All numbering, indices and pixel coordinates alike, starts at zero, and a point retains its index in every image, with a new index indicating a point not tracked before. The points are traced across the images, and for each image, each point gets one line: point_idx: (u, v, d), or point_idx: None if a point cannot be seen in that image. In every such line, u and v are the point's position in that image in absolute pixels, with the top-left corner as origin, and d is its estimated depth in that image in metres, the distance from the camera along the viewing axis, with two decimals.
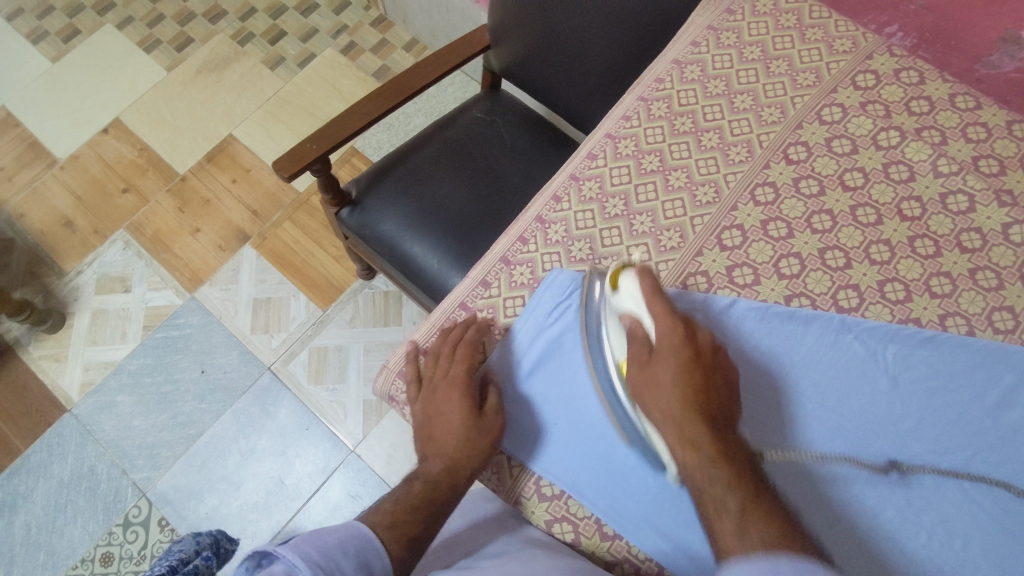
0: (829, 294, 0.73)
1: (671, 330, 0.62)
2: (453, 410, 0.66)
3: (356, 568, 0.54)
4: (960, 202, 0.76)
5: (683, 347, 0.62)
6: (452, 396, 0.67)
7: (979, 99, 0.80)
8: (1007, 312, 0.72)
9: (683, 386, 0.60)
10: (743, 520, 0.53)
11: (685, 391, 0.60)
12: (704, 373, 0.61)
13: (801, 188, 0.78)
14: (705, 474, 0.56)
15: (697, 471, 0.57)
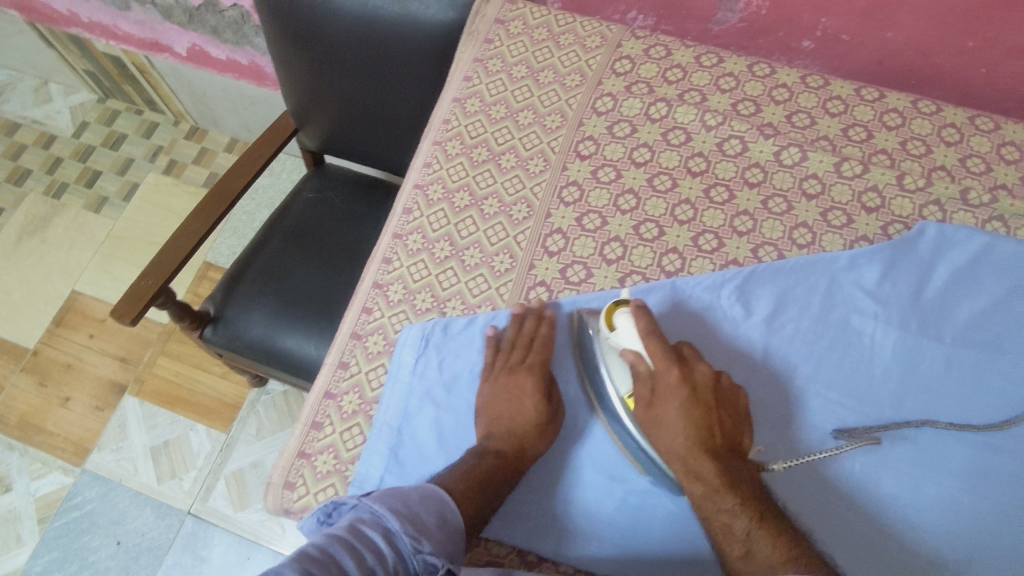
0: (655, 264, 0.78)
1: (666, 364, 0.65)
2: (527, 400, 0.68)
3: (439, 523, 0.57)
4: (734, 146, 0.84)
5: (682, 387, 0.64)
6: (531, 380, 0.69)
7: (719, 55, 0.90)
8: (804, 228, 0.80)
9: (689, 424, 0.63)
10: (750, 542, 0.59)
11: (688, 430, 0.63)
12: (704, 409, 0.64)
13: (601, 177, 0.83)
14: (710, 500, 0.61)
15: (703, 497, 0.62)
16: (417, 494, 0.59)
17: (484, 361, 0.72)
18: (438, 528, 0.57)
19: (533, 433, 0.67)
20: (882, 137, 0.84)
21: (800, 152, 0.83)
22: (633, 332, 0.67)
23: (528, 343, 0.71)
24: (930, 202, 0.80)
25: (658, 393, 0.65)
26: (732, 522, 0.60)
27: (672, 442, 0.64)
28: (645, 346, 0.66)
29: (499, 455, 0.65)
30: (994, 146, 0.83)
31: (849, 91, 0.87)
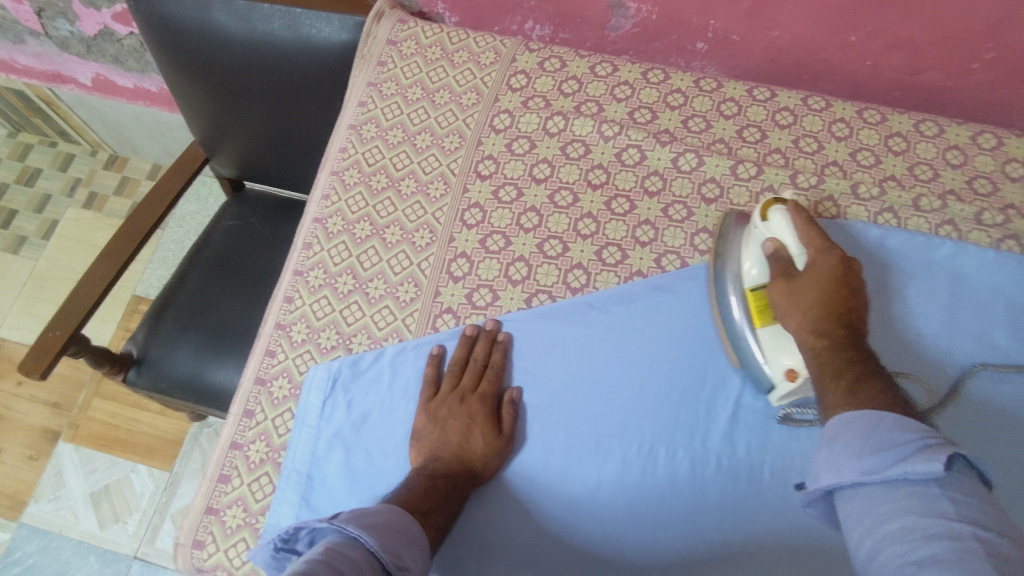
0: (560, 282, 0.78)
1: (818, 247, 0.65)
2: (471, 430, 0.69)
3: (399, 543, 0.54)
4: (633, 155, 0.84)
5: (841, 265, 0.64)
6: (480, 409, 0.70)
7: (614, 63, 0.90)
8: (706, 234, 0.80)
9: (823, 299, 0.63)
10: (858, 389, 0.57)
11: (825, 303, 0.63)
12: (841, 287, 0.63)
13: (502, 197, 0.82)
14: (834, 359, 0.60)
15: (822, 366, 0.60)
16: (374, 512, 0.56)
17: (439, 383, 0.73)
18: (402, 542, 0.54)
19: (480, 459, 0.68)
20: (776, 136, 0.85)
21: (698, 156, 0.83)
22: (786, 222, 0.67)
23: (478, 370, 0.73)
24: (825, 198, 0.81)
25: (808, 273, 0.64)
26: (842, 367, 0.59)
27: (791, 328, 0.64)
28: (796, 232, 0.66)
29: (447, 479, 0.66)
30: (882, 138, 0.85)
31: (741, 92, 0.88)
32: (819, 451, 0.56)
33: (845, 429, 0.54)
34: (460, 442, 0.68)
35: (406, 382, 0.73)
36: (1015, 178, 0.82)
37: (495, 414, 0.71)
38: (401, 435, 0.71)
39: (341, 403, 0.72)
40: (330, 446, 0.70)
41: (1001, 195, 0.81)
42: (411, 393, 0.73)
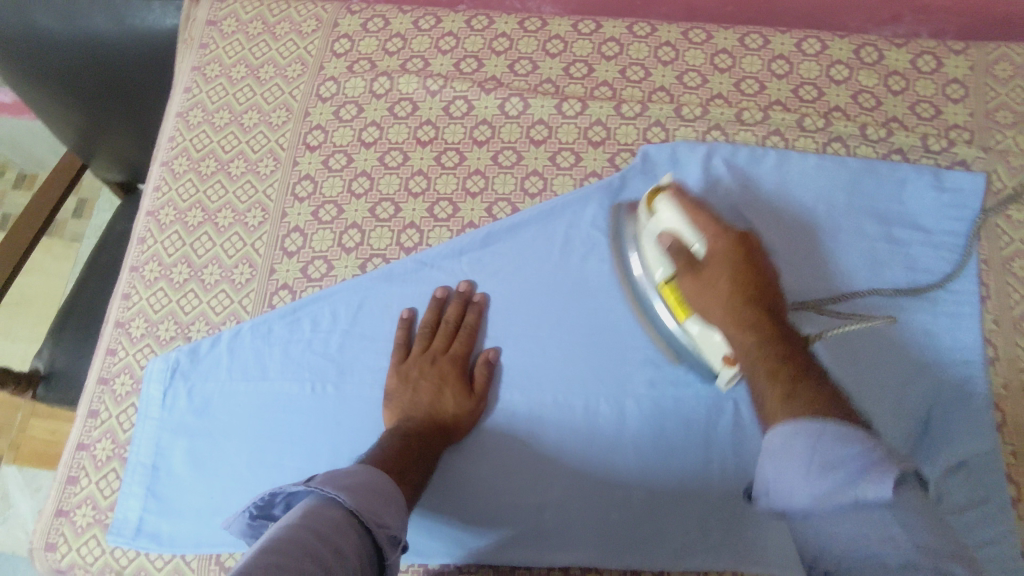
0: (394, 243, 0.78)
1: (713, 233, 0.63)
2: (430, 398, 0.70)
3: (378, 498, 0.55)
4: (461, 107, 0.84)
5: (736, 251, 0.62)
6: (450, 371, 0.72)
7: (437, 15, 0.89)
8: (535, 177, 0.81)
9: (736, 283, 0.60)
10: (792, 387, 0.51)
11: (740, 289, 0.60)
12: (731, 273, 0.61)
13: (332, 165, 0.82)
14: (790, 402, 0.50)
15: (778, 379, 0.53)
16: (353, 470, 0.56)
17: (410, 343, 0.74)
18: (377, 503, 0.54)
19: (453, 418, 0.70)
20: (602, 68, 0.84)
21: (523, 100, 0.83)
22: (674, 207, 0.66)
23: (450, 331, 0.74)
24: (652, 124, 0.81)
25: (711, 263, 0.62)
26: (775, 370, 0.54)
27: (717, 290, 0.61)
28: (683, 218, 0.65)
29: (420, 438, 0.68)
30: (708, 57, 0.84)
31: (566, 28, 0.87)
32: (763, 463, 0.49)
33: (788, 443, 0.47)
34: (437, 402, 0.70)
35: (248, 363, 0.74)
36: (838, 80, 0.82)
37: (467, 375, 0.73)
38: (247, 413, 0.72)
39: (183, 392, 0.73)
40: (176, 435, 0.72)
41: (825, 99, 0.82)
42: (252, 372, 0.74)
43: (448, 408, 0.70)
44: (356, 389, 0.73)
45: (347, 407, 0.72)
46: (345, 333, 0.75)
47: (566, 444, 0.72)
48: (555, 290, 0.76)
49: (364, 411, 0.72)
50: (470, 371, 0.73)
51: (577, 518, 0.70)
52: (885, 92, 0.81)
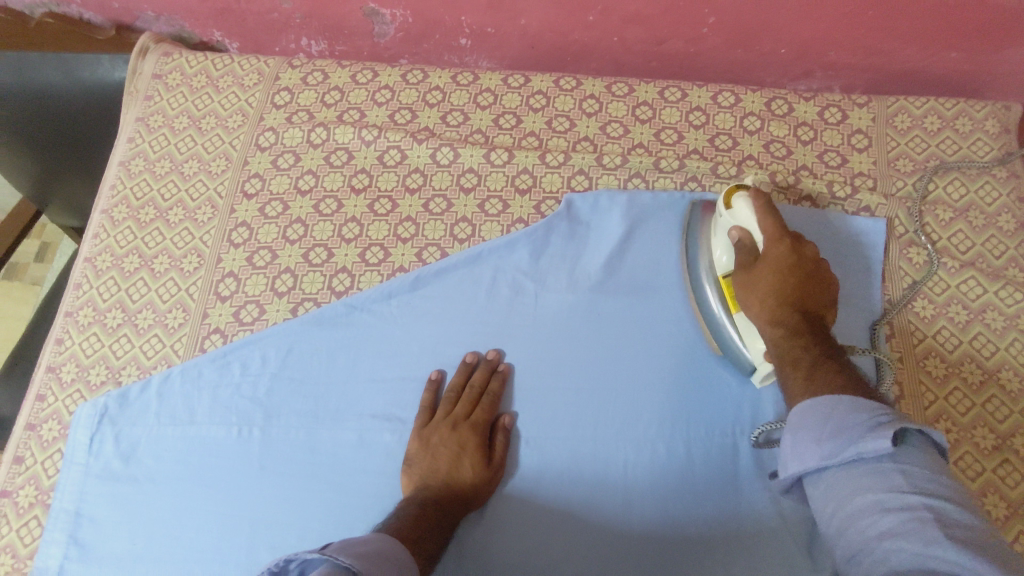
0: (325, 288, 0.81)
1: (771, 241, 0.67)
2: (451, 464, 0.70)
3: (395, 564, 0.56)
4: (394, 155, 0.88)
5: (791, 257, 0.66)
6: (474, 439, 0.72)
7: (375, 69, 0.95)
8: (464, 223, 0.84)
9: (784, 288, 0.66)
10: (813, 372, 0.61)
11: (779, 294, 0.66)
12: (795, 278, 0.66)
13: (269, 213, 0.86)
14: (814, 380, 0.60)
15: (786, 354, 0.64)
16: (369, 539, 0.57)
17: (433, 408, 0.75)
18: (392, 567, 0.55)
19: (466, 487, 0.70)
20: (530, 119, 0.89)
21: (453, 149, 0.87)
22: (750, 207, 0.70)
23: (473, 399, 0.75)
24: (576, 173, 0.86)
25: (764, 261, 0.68)
26: (798, 356, 0.63)
27: (761, 280, 0.67)
28: (753, 220, 0.69)
29: (437, 505, 0.68)
30: (630, 109, 0.89)
31: (497, 81, 0.92)
32: (784, 441, 0.59)
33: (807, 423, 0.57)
34: (454, 470, 0.70)
35: (177, 407, 0.75)
36: (751, 131, 0.87)
37: (486, 443, 0.73)
38: (173, 457, 0.73)
39: (109, 437, 0.74)
40: (99, 481, 0.73)
41: (739, 148, 0.86)
42: (180, 416, 0.75)
43: (464, 475, 0.70)
44: (283, 431, 0.74)
45: (272, 449, 0.73)
46: (274, 376, 0.77)
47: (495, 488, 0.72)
48: (481, 330, 0.79)
49: (289, 453, 0.73)
50: (488, 437, 0.74)
51: (498, 559, 0.70)
52: (795, 141, 0.86)
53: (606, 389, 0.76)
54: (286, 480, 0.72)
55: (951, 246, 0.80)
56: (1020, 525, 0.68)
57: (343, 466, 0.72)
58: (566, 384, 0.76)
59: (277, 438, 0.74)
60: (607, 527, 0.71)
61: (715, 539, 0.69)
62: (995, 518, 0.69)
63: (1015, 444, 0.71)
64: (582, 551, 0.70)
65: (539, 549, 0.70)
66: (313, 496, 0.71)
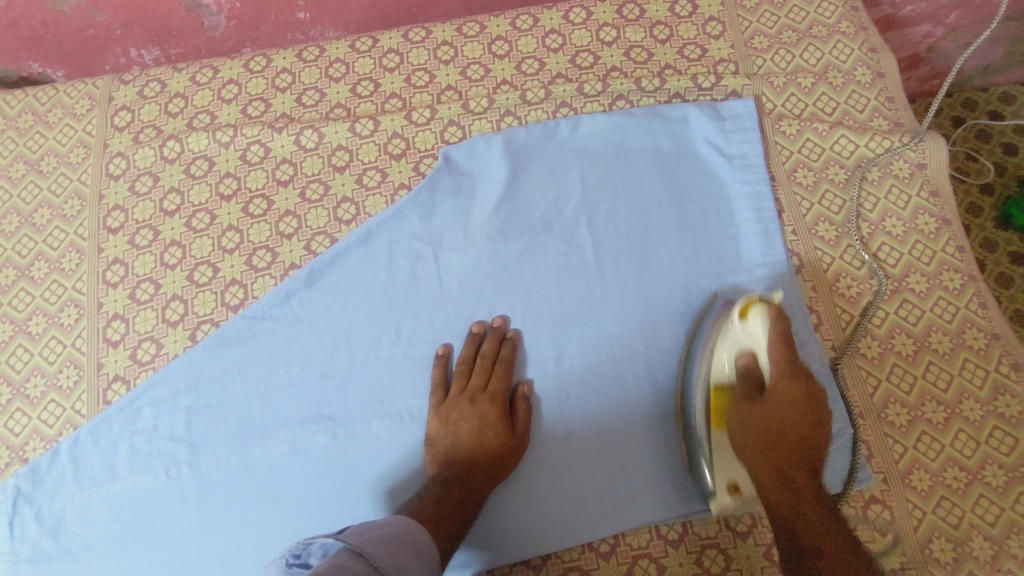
0: (220, 305, 0.78)
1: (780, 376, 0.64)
2: (478, 438, 0.69)
3: (409, 548, 0.57)
4: (258, 151, 0.84)
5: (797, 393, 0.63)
6: (494, 409, 0.71)
7: (214, 65, 0.89)
8: (347, 203, 0.82)
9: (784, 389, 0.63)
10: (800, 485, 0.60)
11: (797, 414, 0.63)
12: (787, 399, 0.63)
13: (139, 243, 0.81)
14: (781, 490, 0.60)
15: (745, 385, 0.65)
16: (385, 523, 0.58)
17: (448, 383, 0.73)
18: (408, 555, 0.56)
19: (494, 461, 0.69)
20: (388, 81, 0.87)
21: (316, 130, 0.84)
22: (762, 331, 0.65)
23: (488, 368, 0.73)
24: (447, 125, 0.84)
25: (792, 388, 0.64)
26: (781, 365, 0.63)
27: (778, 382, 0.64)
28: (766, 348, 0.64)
29: (460, 483, 0.67)
30: (485, 47, 0.87)
31: (344, 49, 0.89)
32: None
33: None
34: (474, 445, 0.69)
35: (94, 467, 0.72)
36: (608, 42, 0.86)
37: (508, 411, 0.71)
38: (102, 520, 0.70)
39: (30, 518, 0.71)
40: (31, 564, 0.70)
41: (601, 62, 0.86)
42: (100, 476, 0.72)
43: (488, 446, 0.69)
44: (210, 462, 0.72)
45: (202, 483, 0.71)
46: (188, 408, 0.74)
47: None
48: (388, 306, 0.77)
49: (224, 482, 0.71)
50: (510, 405, 0.72)
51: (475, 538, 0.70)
52: (654, 43, 0.86)
53: (525, 332, 0.75)
54: (223, 509, 0.70)
55: (817, 111, 0.82)
56: (928, 357, 0.71)
57: (278, 480, 0.71)
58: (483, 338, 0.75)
59: (204, 470, 0.71)
60: (560, 464, 0.71)
61: (663, 447, 0.71)
62: (906, 356, 0.72)
63: (910, 284, 0.74)
64: (538, 493, 0.71)
65: (496, 504, 0.71)
66: (258, 519, 0.70)
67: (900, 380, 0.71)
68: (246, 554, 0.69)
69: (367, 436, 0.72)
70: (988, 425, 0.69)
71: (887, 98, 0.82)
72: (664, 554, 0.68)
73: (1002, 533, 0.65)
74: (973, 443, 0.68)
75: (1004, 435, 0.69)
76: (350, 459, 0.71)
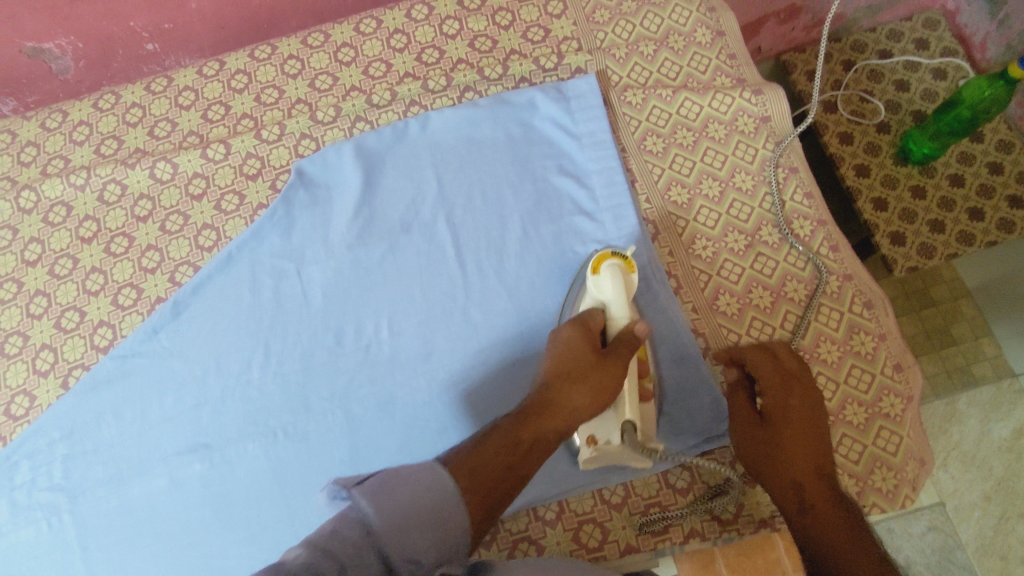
0: (88, 349, 0.78)
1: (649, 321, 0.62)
2: None
3: (432, 518, 0.46)
4: (115, 190, 0.84)
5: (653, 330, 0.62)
6: None
7: (64, 109, 0.88)
8: (207, 230, 0.81)
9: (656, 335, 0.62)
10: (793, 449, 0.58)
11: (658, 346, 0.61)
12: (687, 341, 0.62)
13: (4, 297, 0.81)
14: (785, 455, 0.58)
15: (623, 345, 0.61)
16: (410, 485, 0.47)
17: (322, 394, 0.74)
18: (427, 520, 0.46)
19: None
20: (238, 102, 0.87)
21: (169, 161, 0.84)
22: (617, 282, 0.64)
23: None
24: (300, 138, 0.84)
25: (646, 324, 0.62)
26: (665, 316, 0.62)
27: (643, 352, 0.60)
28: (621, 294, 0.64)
29: None
30: (331, 55, 0.87)
31: (192, 76, 0.88)
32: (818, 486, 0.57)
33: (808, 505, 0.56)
34: None
35: None
36: (452, 35, 0.87)
37: None
38: None
39: None
40: None
41: (447, 56, 0.86)
42: None
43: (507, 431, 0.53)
44: (93, 505, 0.72)
45: (86, 527, 0.71)
46: (65, 455, 0.74)
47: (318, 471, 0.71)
48: (255, 326, 0.77)
49: (106, 524, 0.71)
50: None
51: None
52: (497, 30, 0.87)
53: (394, 334, 0.75)
54: (109, 551, 0.70)
55: (662, 77, 0.83)
56: (784, 306, 0.72)
57: (161, 514, 0.71)
58: (351, 343, 0.75)
59: (87, 514, 0.71)
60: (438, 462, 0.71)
61: None
62: (763, 308, 0.73)
63: (763, 236, 0.75)
64: None
65: None
66: (143, 558, 0.70)
67: (759, 333, 0.72)
68: None
69: (245, 459, 0.72)
70: (845, 364, 0.70)
71: (728, 56, 0.83)
72: (543, 535, 0.68)
73: (864, 469, 0.67)
74: (833, 384, 0.69)
75: (862, 371, 0.70)
76: (230, 483, 0.72)
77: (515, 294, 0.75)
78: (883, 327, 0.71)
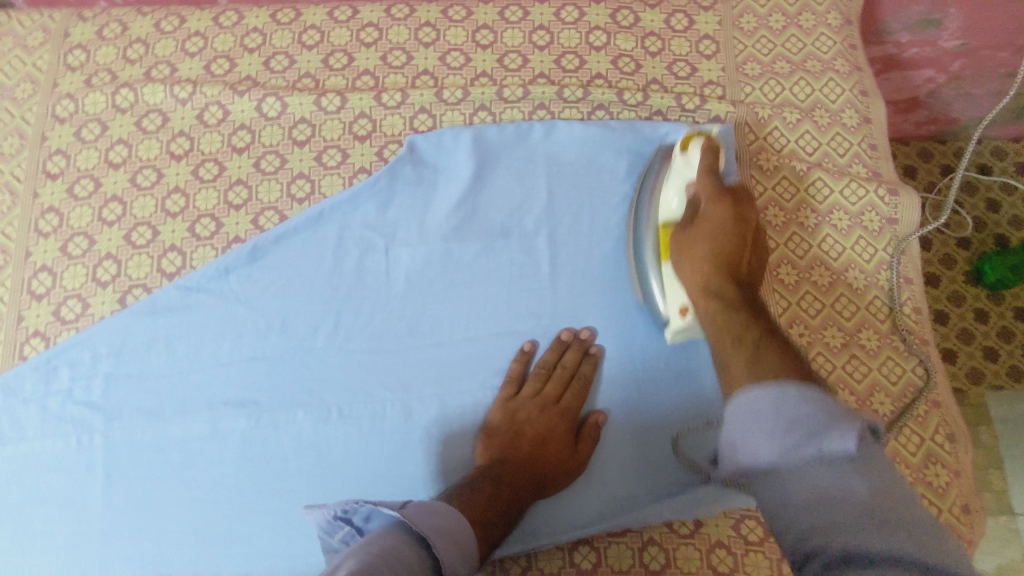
0: (154, 271, 0.75)
1: (710, 196, 0.63)
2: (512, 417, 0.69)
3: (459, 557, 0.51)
4: (215, 113, 0.80)
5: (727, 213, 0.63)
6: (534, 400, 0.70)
7: (181, 15, 0.85)
8: (302, 180, 0.78)
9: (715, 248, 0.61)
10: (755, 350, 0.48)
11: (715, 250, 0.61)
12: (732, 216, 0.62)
13: (78, 194, 0.77)
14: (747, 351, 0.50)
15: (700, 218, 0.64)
16: (442, 512, 0.54)
17: (383, 381, 0.71)
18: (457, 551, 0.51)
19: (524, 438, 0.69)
20: (363, 56, 0.83)
21: (279, 99, 0.80)
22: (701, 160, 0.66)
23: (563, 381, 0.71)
24: (417, 112, 0.80)
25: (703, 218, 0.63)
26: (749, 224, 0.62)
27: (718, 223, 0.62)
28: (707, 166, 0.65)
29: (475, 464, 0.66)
30: (469, 35, 0.84)
31: (321, 17, 0.85)
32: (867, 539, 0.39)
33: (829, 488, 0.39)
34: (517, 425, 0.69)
35: (4, 425, 0.70)
36: (597, 47, 0.83)
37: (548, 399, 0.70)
38: (7, 477, 0.69)
39: None
40: None
41: (586, 67, 0.83)
42: (9, 434, 0.70)
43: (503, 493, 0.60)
44: (127, 432, 0.69)
45: (115, 454, 0.69)
46: (110, 373, 0.71)
47: (363, 459, 0.69)
48: (330, 293, 0.74)
49: (137, 455, 0.69)
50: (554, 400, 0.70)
51: None
52: (643, 54, 0.83)
53: (468, 339, 0.73)
54: (134, 484, 0.68)
55: (798, 148, 0.80)
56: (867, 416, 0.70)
57: (195, 461, 0.69)
58: (422, 337, 0.73)
59: (120, 440, 0.69)
60: None
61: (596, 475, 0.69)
62: None
63: (862, 339, 0.73)
64: None
65: None
66: (166, 501, 0.68)
67: None
68: (150, 532, 0.67)
69: (292, 428, 0.70)
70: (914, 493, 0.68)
71: (870, 146, 0.80)
72: None
73: None
74: None
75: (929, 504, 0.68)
76: (270, 448, 0.69)
77: (602, 332, 0.73)
78: (960, 464, 0.70)
